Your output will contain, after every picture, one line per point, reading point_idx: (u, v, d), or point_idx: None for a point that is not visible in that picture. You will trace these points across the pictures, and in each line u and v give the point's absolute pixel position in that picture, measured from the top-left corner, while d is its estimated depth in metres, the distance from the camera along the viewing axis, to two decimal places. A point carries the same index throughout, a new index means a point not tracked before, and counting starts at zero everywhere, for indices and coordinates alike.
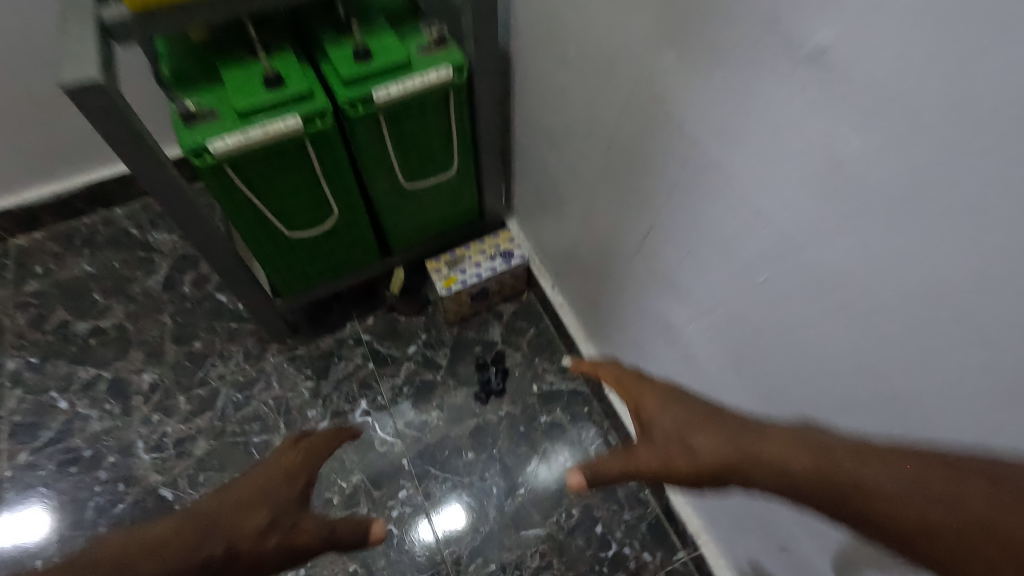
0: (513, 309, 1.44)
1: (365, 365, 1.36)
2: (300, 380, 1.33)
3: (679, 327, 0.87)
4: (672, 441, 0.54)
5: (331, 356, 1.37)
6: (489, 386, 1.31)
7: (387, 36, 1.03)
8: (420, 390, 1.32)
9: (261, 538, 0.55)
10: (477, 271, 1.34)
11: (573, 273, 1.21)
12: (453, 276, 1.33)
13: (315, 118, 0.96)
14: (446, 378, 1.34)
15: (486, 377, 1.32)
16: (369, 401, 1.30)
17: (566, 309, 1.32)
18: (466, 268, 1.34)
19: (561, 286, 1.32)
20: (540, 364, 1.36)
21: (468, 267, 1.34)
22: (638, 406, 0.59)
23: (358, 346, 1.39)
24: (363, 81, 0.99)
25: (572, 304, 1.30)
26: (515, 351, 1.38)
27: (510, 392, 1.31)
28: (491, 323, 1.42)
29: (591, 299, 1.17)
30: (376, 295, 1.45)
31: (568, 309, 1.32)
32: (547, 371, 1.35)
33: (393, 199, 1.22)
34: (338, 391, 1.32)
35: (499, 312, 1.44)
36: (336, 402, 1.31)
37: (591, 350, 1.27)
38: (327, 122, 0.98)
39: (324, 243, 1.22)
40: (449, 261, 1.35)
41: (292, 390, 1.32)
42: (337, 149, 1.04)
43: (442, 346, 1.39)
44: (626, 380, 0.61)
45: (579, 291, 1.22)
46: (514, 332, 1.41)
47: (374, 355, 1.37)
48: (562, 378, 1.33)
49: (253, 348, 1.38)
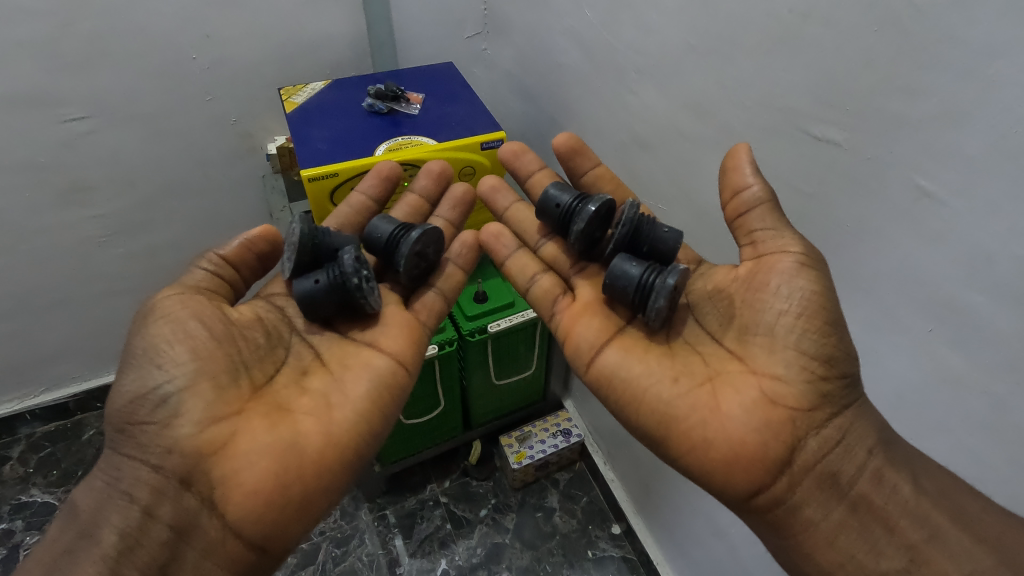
0: (568, 477, 1.69)
1: (443, 525, 1.59)
2: (389, 538, 1.56)
3: (728, 528, 1.15)
4: (735, 280, 0.78)
5: (414, 517, 1.60)
6: (547, 211, 0.92)
7: (497, 279, 1.37)
8: (490, 552, 1.55)
9: (229, 440, 0.71)
10: (542, 446, 1.61)
11: (628, 456, 1.48)
12: (523, 451, 1.59)
13: (445, 345, 1.29)
14: (513, 541, 1.57)
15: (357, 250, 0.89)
16: (447, 560, 1.53)
17: (617, 483, 1.59)
18: (533, 444, 1.61)
19: (615, 463, 1.58)
20: (593, 530, 1.59)
21: (535, 443, 1.62)
22: (517, 203, 1.04)
23: (437, 507, 1.62)
24: (480, 316, 1.32)
25: (637, 459, 1.43)
26: (572, 518, 1.61)
27: (568, 557, 1.54)
28: (549, 490, 1.67)
29: (643, 485, 1.45)
30: (452, 460, 1.71)
31: (619, 486, 1.58)
32: (599, 538, 1.58)
33: (483, 390, 1.51)
34: (420, 551, 1.54)
35: (556, 480, 1.69)
36: (420, 560, 1.53)
37: (641, 524, 1.52)
38: (452, 347, 1.30)
39: (415, 428, 1.48)
40: (519, 437, 1.63)
41: (382, 547, 1.55)
42: (453, 361, 1.35)
43: (508, 511, 1.62)
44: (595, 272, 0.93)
45: (634, 480, 1.50)
46: (569, 500, 1.65)
47: (451, 518, 1.60)
48: (614, 544, 1.57)
49: (349, 505, 1.62)
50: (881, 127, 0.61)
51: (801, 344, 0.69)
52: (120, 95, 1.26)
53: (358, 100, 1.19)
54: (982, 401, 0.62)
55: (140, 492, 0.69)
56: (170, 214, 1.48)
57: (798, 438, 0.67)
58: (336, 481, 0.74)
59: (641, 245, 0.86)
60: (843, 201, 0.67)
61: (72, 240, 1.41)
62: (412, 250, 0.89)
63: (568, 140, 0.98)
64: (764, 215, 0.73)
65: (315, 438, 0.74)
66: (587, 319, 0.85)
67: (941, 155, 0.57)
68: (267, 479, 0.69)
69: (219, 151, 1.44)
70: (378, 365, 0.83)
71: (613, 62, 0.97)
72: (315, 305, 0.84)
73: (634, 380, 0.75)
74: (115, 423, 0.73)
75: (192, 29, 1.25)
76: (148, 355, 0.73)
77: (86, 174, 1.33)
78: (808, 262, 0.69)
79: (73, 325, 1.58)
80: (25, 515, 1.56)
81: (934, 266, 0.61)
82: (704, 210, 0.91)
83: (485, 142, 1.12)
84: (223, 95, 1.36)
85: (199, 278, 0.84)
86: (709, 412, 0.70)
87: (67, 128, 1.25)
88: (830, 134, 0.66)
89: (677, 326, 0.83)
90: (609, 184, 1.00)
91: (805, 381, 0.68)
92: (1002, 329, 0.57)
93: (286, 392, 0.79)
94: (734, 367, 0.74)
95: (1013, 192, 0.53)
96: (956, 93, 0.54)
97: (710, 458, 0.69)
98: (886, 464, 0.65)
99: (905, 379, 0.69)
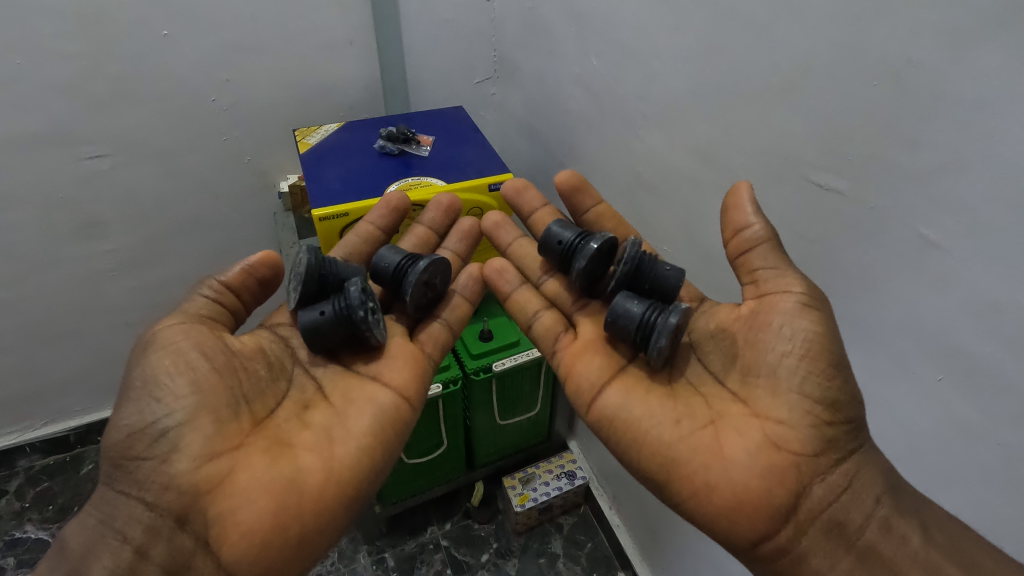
0: (572, 521, 1.65)
1: (443, 569, 1.55)
2: None
3: None
4: (737, 319, 0.78)
5: (414, 561, 1.56)
6: (548, 249, 0.93)
7: (502, 318, 1.37)
8: None
9: (227, 475, 0.70)
10: (546, 489, 1.58)
11: (633, 500, 1.45)
12: (526, 493, 1.56)
13: (449, 383, 1.28)
14: None
15: (363, 281, 0.89)
16: None
17: (622, 529, 1.55)
18: (537, 486, 1.58)
19: (620, 507, 1.54)
20: None
21: (538, 485, 1.59)
22: (519, 238, 1.05)
23: (437, 550, 1.58)
24: (485, 355, 1.31)
25: (643, 503, 1.40)
26: (576, 564, 1.56)
27: None
28: (553, 534, 1.63)
29: (649, 531, 1.41)
30: (454, 502, 1.67)
31: (624, 531, 1.54)
32: None
33: (486, 430, 1.49)
34: None
35: (560, 524, 1.65)
36: None
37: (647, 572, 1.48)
38: (457, 386, 1.29)
39: (417, 468, 1.46)
40: (522, 479, 1.60)
41: None
42: (457, 400, 1.34)
43: (510, 556, 1.58)
44: (596, 310, 0.93)
45: (640, 525, 1.46)
46: (573, 545, 1.60)
47: (452, 562, 1.56)
48: None
49: (347, 547, 1.58)
50: (882, 177, 0.62)
51: (805, 387, 0.68)
52: (140, 134, 1.30)
53: (369, 142, 1.22)
54: (993, 451, 0.61)
55: (133, 531, 0.68)
56: (182, 249, 1.51)
57: (803, 485, 0.66)
58: (335, 521, 0.73)
59: (643, 281, 0.86)
60: (848, 248, 0.68)
61: (84, 273, 1.43)
62: (420, 281, 0.90)
63: (569, 177, 1.00)
64: (764, 254, 0.74)
65: (316, 474, 0.73)
66: (587, 358, 0.84)
67: (944, 206, 0.57)
68: (264, 518, 0.68)
69: (233, 188, 1.47)
70: (382, 401, 0.82)
71: (618, 108, 1.00)
72: (319, 336, 0.85)
73: (635, 423, 0.74)
74: (111, 458, 0.72)
75: (213, 72, 1.29)
76: (148, 388, 0.73)
77: (101, 209, 1.36)
78: (810, 303, 0.69)
79: (79, 357, 1.58)
80: (18, 552, 1.53)
81: (941, 315, 0.61)
82: (709, 253, 0.92)
83: (493, 184, 1.14)
84: (239, 135, 1.40)
85: (200, 308, 0.84)
86: (712, 457, 0.69)
87: (87, 165, 1.29)
88: (832, 183, 0.68)
89: (679, 365, 0.83)
90: (612, 221, 1.01)
91: (810, 426, 0.67)
92: (1012, 379, 0.57)
93: (286, 426, 0.79)
94: (737, 410, 0.73)
95: (1016, 243, 0.53)
96: (955, 147, 0.55)
97: (713, 506, 0.67)
98: (895, 513, 0.64)
99: (915, 427, 0.68)
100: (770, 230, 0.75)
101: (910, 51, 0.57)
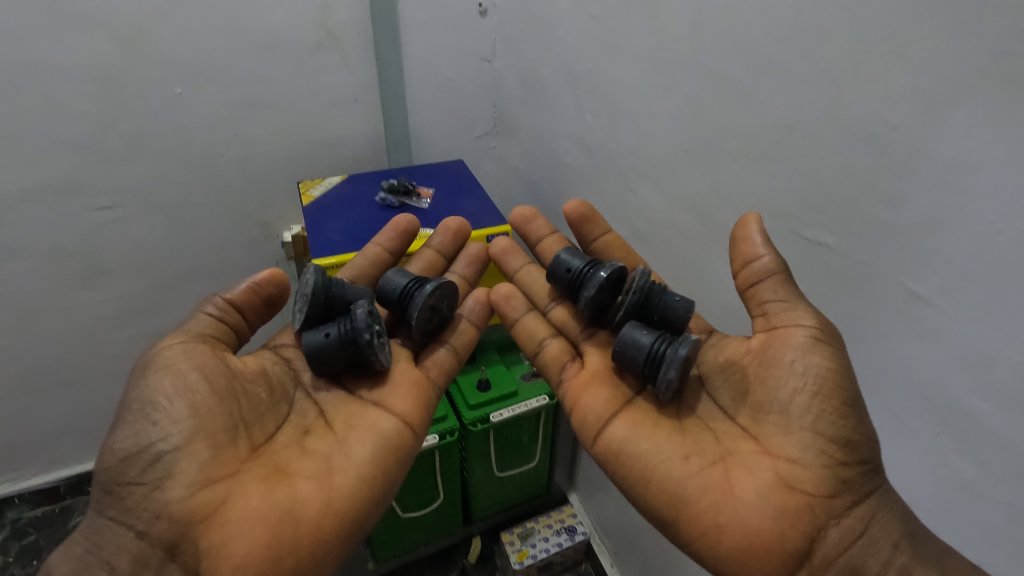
0: None
1: None
2: None
3: None
4: (747, 352, 0.77)
5: None
6: (557, 276, 0.94)
7: (500, 367, 1.36)
8: None
9: (221, 504, 0.68)
10: (545, 545, 1.53)
11: (636, 557, 1.40)
12: (525, 549, 1.51)
13: (445, 435, 1.26)
14: None
15: (370, 304, 0.90)
16: None
17: None
18: (536, 542, 1.53)
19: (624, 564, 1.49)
20: None
21: (538, 541, 1.54)
22: (529, 266, 1.06)
23: None
24: (482, 405, 1.30)
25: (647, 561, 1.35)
26: None
27: None
28: None
29: None
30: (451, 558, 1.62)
31: None
32: None
33: (485, 482, 1.46)
34: None
35: None
36: None
37: None
38: (453, 437, 1.27)
39: (413, 522, 1.42)
40: (521, 534, 1.55)
41: None
42: (454, 452, 1.32)
43: None
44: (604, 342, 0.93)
45: None
46: None
47: None
48: None
49: None
50: (867, 232, 0.64)
51: (820, 426, 0.66)
52: (149, 186, 1.34)
53: (371, 194, 1.25)
54: (996, 511, 0.59)
55: (121, 561, 0.67)
56: (184, 297, 1.53)
57: (819, 528, 0.64)
58: (332, 557, 0.71)
59: (651, 313, 0.86)
60: (840, 302, 0.69)
61: (86, 321, 1.44)
62: (424, 308, 0.90)
63: (579, 206, 0.99)
64: (773, 288, 0.73)
65: (313, 506, 0.70)
66: (595, 390, 0.83)
67: (930, 263, 0.58)
68: (259, 554, 0.65)
69: (237, 238, 1.50)
70: (384, 428, 0.81)
71: (613, 163, 1.03)
72: (324, 359, 0.85)
73: (643, 457, 0.73)
74: (103, 483, 0.71)
75: (223, 129, 1.35)
76: (145, 410, 0.72)
77: (107, 258, 1.38)
78: (822, 337, 0.68)
79: (76, 405, 1.58)
80: None
81: (935, 370, 0.61)
82: (704, 304, 0.92)
83: (490, 236, 1.17)
84: (245, 187, 1.44)
85: (203, 325, 0.84)
86: (724, 496, 0.67)
87: (96, 216, 1.32)
88: (820, 238, 0.69)
89: (689, 399, 0.82)
90: (620, 250, 0.98)
91: (823, 466, 0.65)
92: (1009, 437, 0.56)
93: (285, 453, 0.77)
94: (748, 447, 0.71)
95: (1000, 301, 0.54)
96: (934, 205, 0.57)
97: (724, 547, 0.65)
98: (914, 561, 0.61)
99: (917, 485, 0.66)
100: (780, 261, 0.74)
101: (886, 114, 0.59)
